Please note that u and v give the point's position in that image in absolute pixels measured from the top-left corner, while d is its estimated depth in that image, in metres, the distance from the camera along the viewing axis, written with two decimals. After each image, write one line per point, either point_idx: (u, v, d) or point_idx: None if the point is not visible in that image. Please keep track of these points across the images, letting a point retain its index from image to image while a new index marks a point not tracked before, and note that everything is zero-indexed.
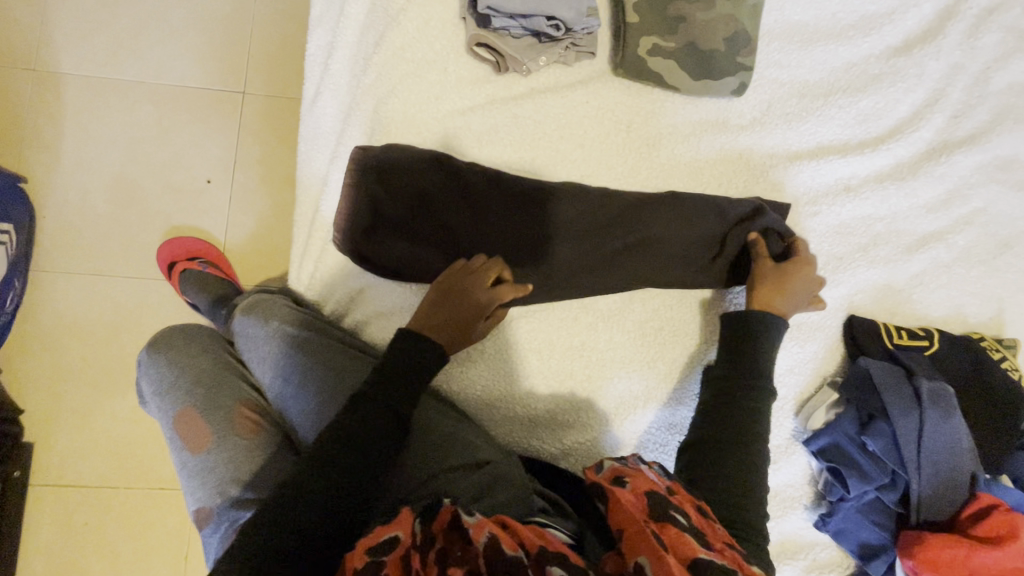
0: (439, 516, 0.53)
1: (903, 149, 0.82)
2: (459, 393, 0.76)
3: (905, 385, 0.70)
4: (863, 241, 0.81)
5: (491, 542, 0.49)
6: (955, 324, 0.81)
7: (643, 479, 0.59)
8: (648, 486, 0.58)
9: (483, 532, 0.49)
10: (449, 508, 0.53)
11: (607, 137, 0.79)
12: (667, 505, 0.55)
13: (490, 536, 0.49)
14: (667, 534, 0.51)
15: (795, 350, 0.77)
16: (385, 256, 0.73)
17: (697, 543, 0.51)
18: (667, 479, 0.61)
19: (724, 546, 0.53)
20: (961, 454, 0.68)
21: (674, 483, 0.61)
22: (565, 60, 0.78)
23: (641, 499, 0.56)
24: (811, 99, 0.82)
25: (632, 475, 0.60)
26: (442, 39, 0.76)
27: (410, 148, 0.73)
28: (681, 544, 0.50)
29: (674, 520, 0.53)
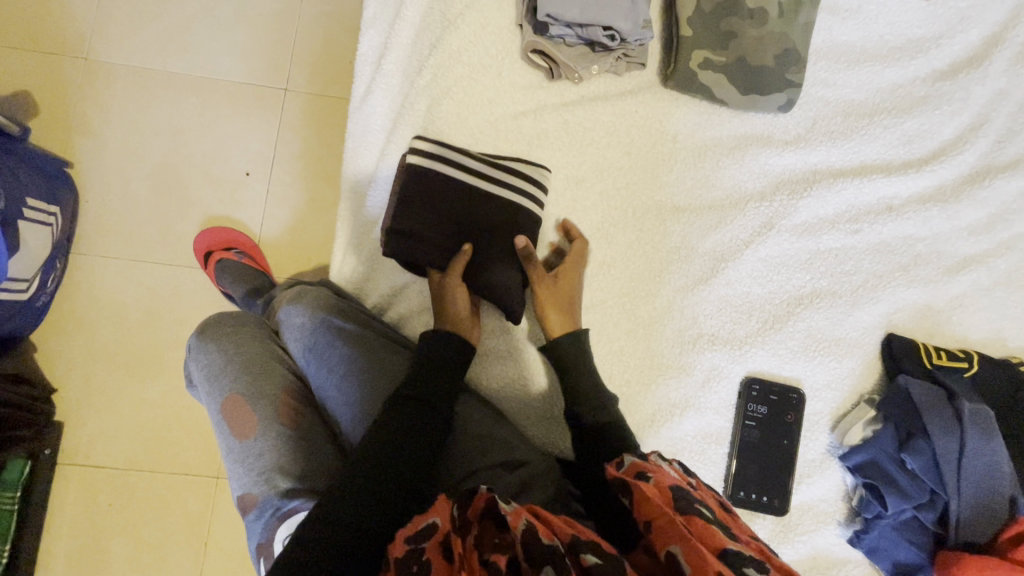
0: (474, 502, 0.52)
1: (946, 171, 0.83)
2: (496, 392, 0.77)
3: (946, 405, 0.70)
4: (903, 260, 0.81)
5: (528, 527, 0.48)
6: (993, 348, 0.81)
7: (666, 476, 0.58)
8: (672, 481, 0.57)
9: (520, 517, 0.49)
10: (484, 494, 0.52)
11: (654, 146, 0.80)
12: (690, 498, 0.54)
13: (526, 521, 0.49)
14: (695, 525, 0.50)
15: (832, 365, 0.78)
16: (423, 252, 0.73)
17: (723, 534, 0.50)
18: (688, 476, 0.60)
19: (750, 540, 0.52)
20: (1001, 477, 0.68)
21: (697, 482, 0.60)
22: (616, 70, 0.79)
23: (666, 491, 0.55)
24: (855, 119, 0.83)
25: (654, 471, 0.58)
26: (497, 44, 0.78)
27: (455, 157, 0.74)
28: (710, 533, 0.49)
29: (699, 511, 0.52)
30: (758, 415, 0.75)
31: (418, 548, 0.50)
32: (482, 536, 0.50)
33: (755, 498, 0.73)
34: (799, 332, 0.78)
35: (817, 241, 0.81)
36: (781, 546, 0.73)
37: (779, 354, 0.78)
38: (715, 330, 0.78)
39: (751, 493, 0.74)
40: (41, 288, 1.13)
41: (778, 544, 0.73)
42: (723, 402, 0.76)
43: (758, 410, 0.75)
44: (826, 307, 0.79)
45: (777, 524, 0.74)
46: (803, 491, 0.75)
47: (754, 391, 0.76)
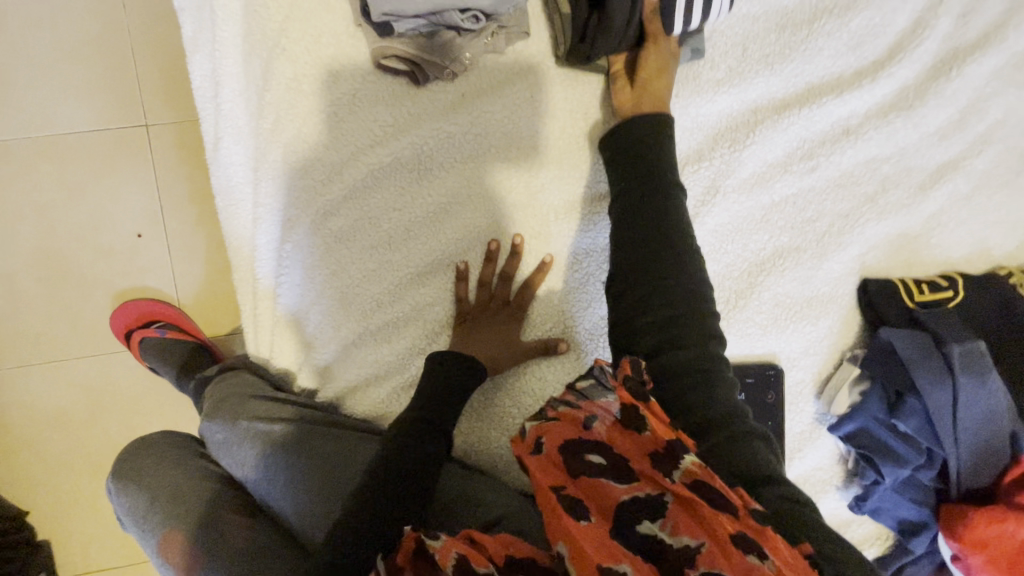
0: (403, 545, 0.48)
1: (907, 70, 0.69)
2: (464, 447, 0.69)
3: (933, 352, 0.64)
4: (870, 189, 0.70)
5: (458, 564, 0.44)
6: (978, 262, 0.72)
7: (559, 430, 0.49)
8: (562, 440, 0.48)
9: (447, 555, 0.45)
10: (410, 534, 0.48)
11: (562, 133, 0.67)
12: (580, 452, 0.47)
13: (455, 556, 0.45)
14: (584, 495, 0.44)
15: (807, 330, 0.70)
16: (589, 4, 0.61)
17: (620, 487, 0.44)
18: (581, 405, 0.51)
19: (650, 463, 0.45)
20: (1000, 419, 0.63)
21: (598, 405, 0.51)
22: (494, 48, 0.63)
23: (552, 455, 0.47)
24: (793, 32, 0.68)
25: (544, 430, 0.49)
26: (341, 56, 0.62)
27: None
28: (600, 500, 0.44)
29: (589, 464, 0.46)
30: None
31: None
32: None
33: None
34: (766, 302, 0.70)
35: (770, 192, 0.70)
36: None
37: (748, 332, 0.70)
38: None
39: None
40: None
41: None
42: None
43: None
44: (792, 267, 0.70)
45: None
46: (796, 466, 0.71)
47: None
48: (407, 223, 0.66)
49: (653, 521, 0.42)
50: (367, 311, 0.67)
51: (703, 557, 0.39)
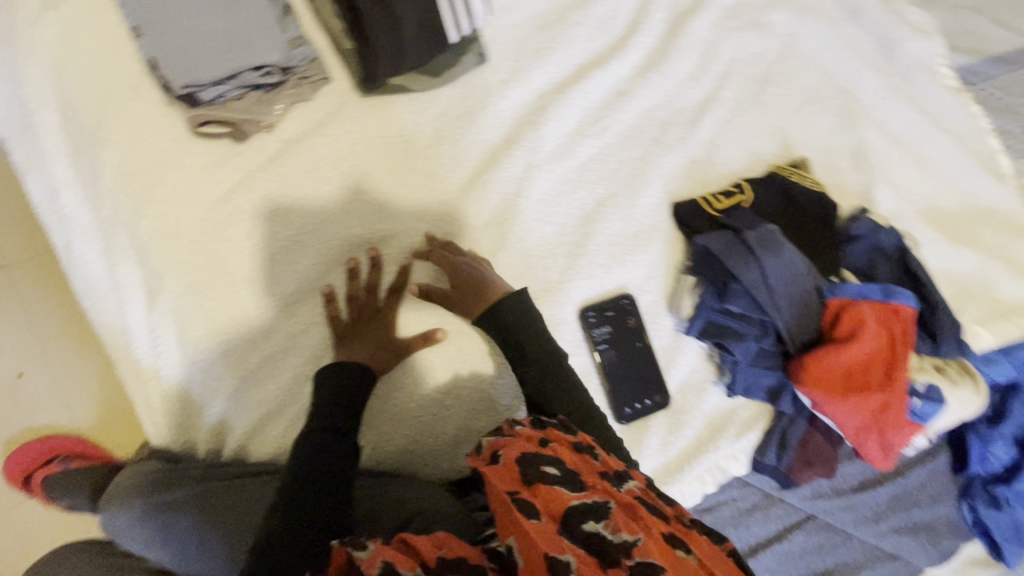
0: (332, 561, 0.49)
1: (648, 36, 0.86)
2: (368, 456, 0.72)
3: (737, 243, 0.77)
4: (654, 133, 0.85)
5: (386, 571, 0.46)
6: (758, 167, 0.87)
7: (516, 444, 0.57)
8: (520, 451, 0.56)
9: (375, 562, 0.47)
10: (341, 550, 0.49)
11: (385, 154, 0.76)
12: (539, 461, 0.55)
13: (383, 561, 0.46)
14: (542, 492, 0.51)
15: (642, 258, 0.81)
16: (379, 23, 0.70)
17: (571, 489, 0.52)
18: (540, 431, 0.60)
19: (598, 480, 0.54)
20: (804, 278, 0.75)
21: (551, 430, 0.61)
22: (302, 96, 0.72)
23: (512, 463, 0.55)
24: (550, 29, 0.82)
25: (505, 445, 0.57)
26: (161, 134, 0.68)
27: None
28: (552, 500, 0.50)
29: (545, 473, 0.53)
30: (606, 336, 0.79)
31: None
32: None
33: (640, 405, 0.78)
34: (602, 244, 0.81)
35: (576, 156, 0.82)
36: (680, 430, 0.79)
37: (596, 274, 0.80)
38: (533, 287, 0.78)
39: (636, 402, 0.78)
40: None
41: (677, 430, 0.79)
42: (573, 342, 0.78)
43: (603, 331, 0.79)
44: (614, 211, 0.82)
45: (669, 414, 0.79)
46: (674, 375, 0.80)
47: (591, 318, 0.79)
48: (265, 264, 0.70)
49: (598, 519, 0.48)
50: (249, 355, 0.70)
51: (639, 546, 0.46)
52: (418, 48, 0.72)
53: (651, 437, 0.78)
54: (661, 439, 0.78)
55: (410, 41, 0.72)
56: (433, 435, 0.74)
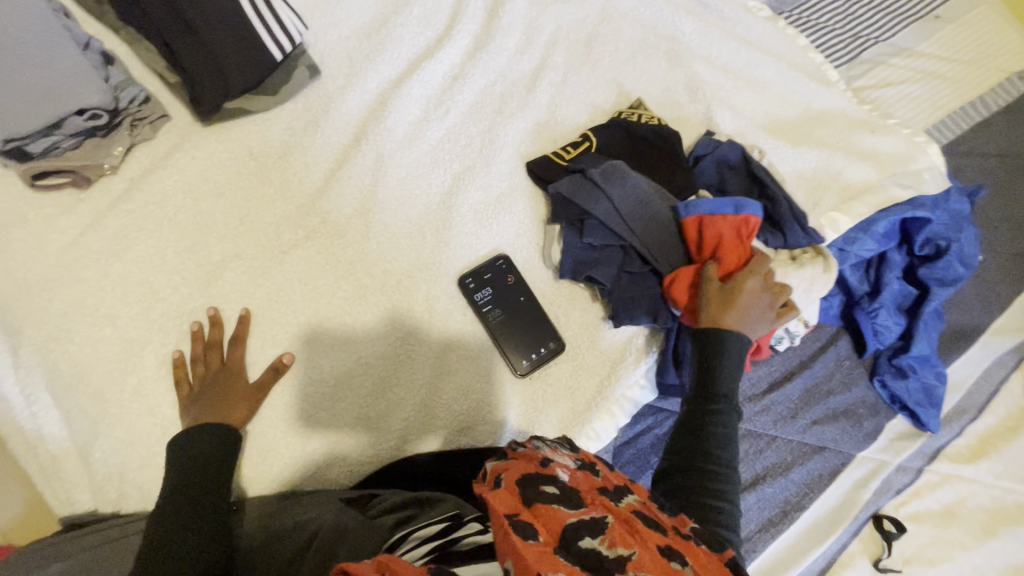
0: None
1: (470, 24, 0.93)
2: (235, 487, 0.70)
3: (585, 182, 0.80)
4: (495, 106, 0.90)
5: None
6: (601, 117, 0.93)
7: (518, 466, 0.55)
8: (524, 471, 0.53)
9: None
10: None
11: (236, 174, 0.78)
12: (539, 480, 0.52)
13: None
14: (541, 510, 0.49)
15: (507, 219, 0.85)
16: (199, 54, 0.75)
17: (567, 505, 0.50)
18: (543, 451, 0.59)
19: (596, 497, 0.52)
20: (651, 199, 0.80)
21: (553, 454, 0.59)
22: (142, 138, 0.76)
23: (515, 486, 0.51)
24: (376, 34, 0.89)
25: (506, 469, 0.55)
26: (7, 196, 0.71)
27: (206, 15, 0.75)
28: (551, 519, 0.47)
29: (545, 492, 0.51)
30: (488, 298, 0.80)
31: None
32: None
33: (536, 355, 0.78)
34: (466, 213, 0.84)
35: (425, 140, 0.86)
36: (579, 371, 0.81)
37: (467, 242, 0.83)
38: (407, 267, 0.80)
39: (532, 354, 0.79)
40: None
41: (577, 372, 0.81)
42: (459, 310, 0.80)
43: (484, 293, 0.80)
44: (473, 182, 0.85)
45: (567, 359, 0.81)
46: (564, 320, 0.82)
47: (471, 284, 0.80)
48: (128, 298, 0.71)
49: (593, 536, 0.47)
50: (125, 391, 0.68)
51: (634, 563, 0.45)
52: (241, 67, 0.76)
53: (553, 384, 0.80)
54: (564, 384, 0.80)
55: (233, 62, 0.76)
56: (312, 449, 0.72)
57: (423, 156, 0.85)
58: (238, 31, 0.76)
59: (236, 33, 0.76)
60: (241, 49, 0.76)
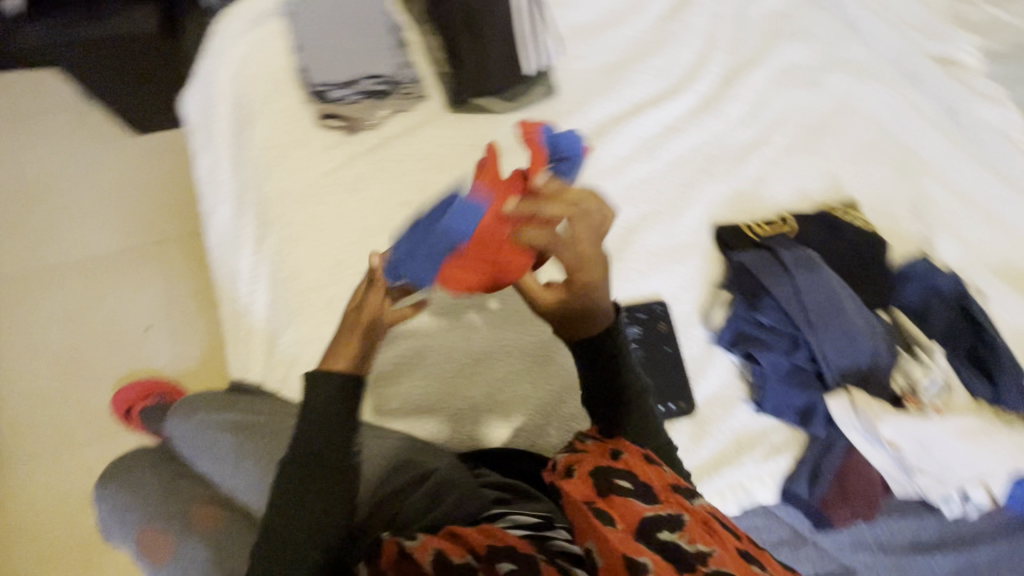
0: (383, 552, 0.57)
1: (703, 85, 0.97)
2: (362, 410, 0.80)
3: (773, 261, 0.80)
4: (701, 165, 0.93)
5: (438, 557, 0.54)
6: (805, 205, 0.92)
7: (587, 458, 0.61)
8: (593, 463, 0.60)
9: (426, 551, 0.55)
10: (389, 542, 0.57)
11: (460, 157, 0.91)
12: (612, 475, 0.59)
13: (435, 552, 0.54)
14: (616, 505, 0.55)
15: (679, 270, 0.86)
16: (470, 54, 0.87)
17: (641, 500, 0.55)
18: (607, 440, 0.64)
19: (668, 491, 0.57)
20: (840, 299, 0.76)
21: (621, 438, 0.64)
22: (403, 107, 0.90)
23: (587, 477, 0.59)
24: (615, 73, 0.96)
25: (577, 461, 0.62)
26: (297, 121, 0.88)
27: (492, 25, 0.87)
28: (627, 511, 0.54)
29: (619, 487, 0.57)
30: (636, 336, 0.82)
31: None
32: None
33: (667, 407, 0.78)
34: (642, 253, 0.87)
35: (625, 176, 0.91)
36: (703, 442, 0.78)
37: (633, 278, 0.86)
38: None
39: (663, 404, 0.78)
40: None
41: (700, 441, 0.78)
42: None
43: (635, 330, 0.82)
44: (657, 226, 0.89)
45: (693, 423, 0.79)
46: (702, 386, 0.81)
47: (623, 317, 0.83)
48: (350, 227, 0.85)
49: (672, 532, 0.52)
50: (321, 299, 0.82)
51: (713, 557, 0.49)
52: (496, 74, 0.88)
53: (673, 441, 0.77)
54: (681, 446, 0.77)
55: (492, 70, 0.88)
56: (436, 408, 0.81)
57: (619, 188, 0.91)
58: (509, 46, 0.88)
59: (507, 47, 0.88)
60: (505, 61, 0.88)
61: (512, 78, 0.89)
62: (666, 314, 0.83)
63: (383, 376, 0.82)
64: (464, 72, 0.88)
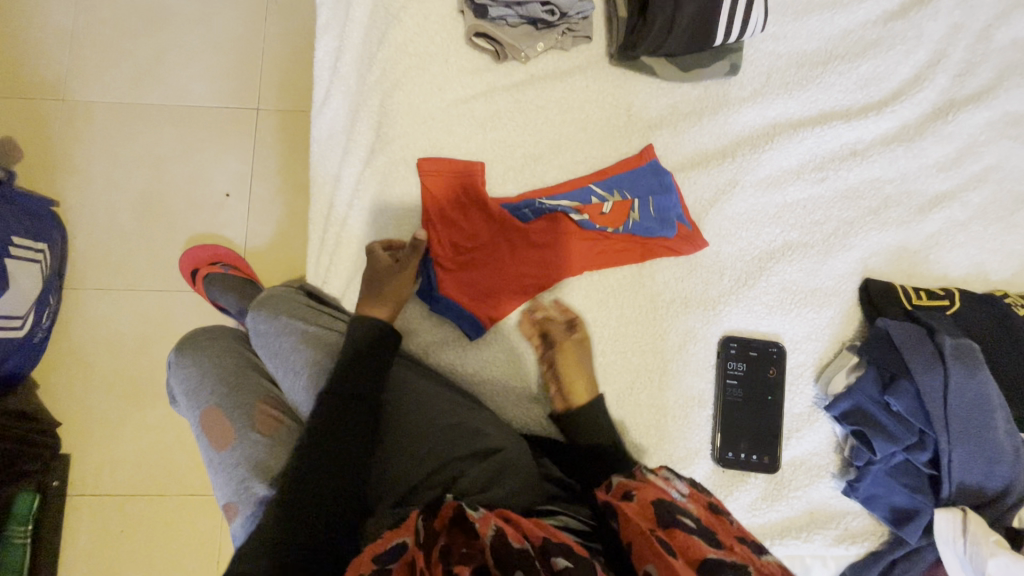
0: (440, 512, 0.51)
1: (908, 110, 0.81)
2: (435, 361, 0.76)
3: (927, 342, 0.69)
4: (873, 204, 0.80)
5: (497, 534, 0.48)
6: (976, 283, 0.79)
7: (653, 490, 0.58)
8: (654, 492, 0.57)
9: (488, 524, 0.49)
10: (451, 503, 0.51)
11: (607, 121, 0.80)
12: (673, 509, 0.55)
13: (495, 527, 0.49)
14: (676, 536, 0.51)
15: (810, 316, 0.76)
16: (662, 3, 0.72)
17: (705, 543, 0.51)
18: (673, 483, 0.61)
19: (732, 543, 0.53)
20: (991, 410, 0.67)
21: (682, 486, 0.61)
22: (562, 45, 0.80)
23: (648, 502, 0.56)
24: (809, 68, 0.82)
25: (639, 485, 0.59)
26: (443, 32, 0.79)
27: None
28: (689, 547, 0.50)
29: (680, 522, 0.53)
30: (738, 373, 0.75)
31: (388, 567, 0.47)
32: (450, 547, 0.49)
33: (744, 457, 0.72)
34: (774, 286, 0.77)
35: (783, 194, 0.79)
36: (776, 504, 0.72)
37: (755, 310, 0.77)
38: (688, 292, 0.77)
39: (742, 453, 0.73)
40: (37, 325, 1.13)
41: (772, 503, 0.72)
42: (703, 364, 0.76)
43: (737, 367, 0.75)
44: (800, 259, 0.78)
45: (770, 482, 0.73)
46: (793, 446, 0.74)
47: (731, 350, 0.75)
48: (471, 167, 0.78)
49: None
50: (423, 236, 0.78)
51: None
52: (682, 35, 0.74)
53: (742, 494, 0.72)
54: (751, 501, 0.72)
55: (678, 28, 0.73)
56: (513, 386, 0.76)
57: (771, 205, 0.79)
58: (708, 4, 0.73)
59: (705, 4, 0.72)
60: (696, 23, 0.73)
61: (695, 45, 0.76)
62: (776, 361, 0.75)
63: (464, 337, 0.76)
64: (650, 21, 0.73)
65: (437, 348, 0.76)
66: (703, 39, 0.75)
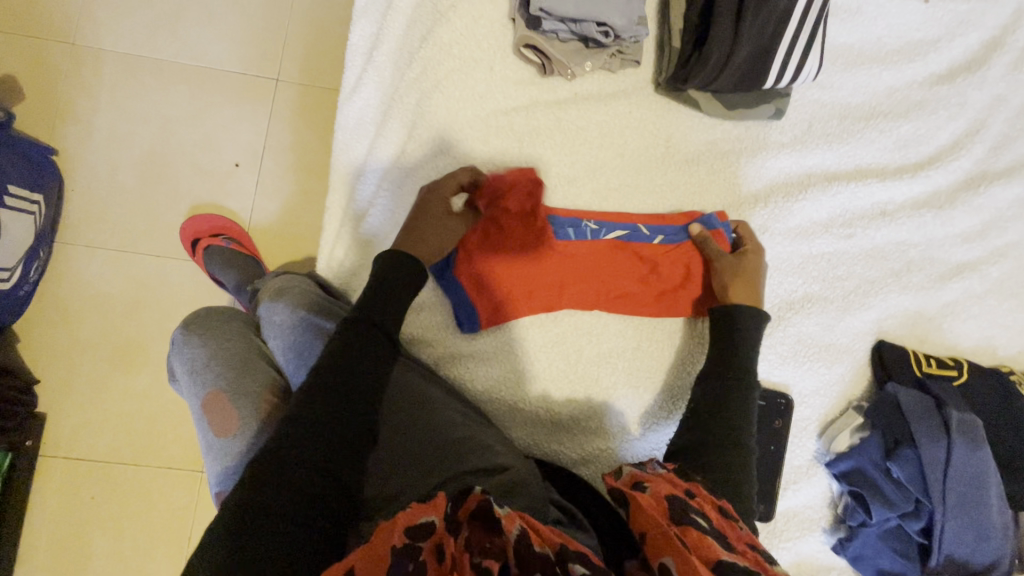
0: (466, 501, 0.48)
1: (942, 176, 0.81)
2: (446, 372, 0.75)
3: (933, 414, 0.71)
4: (896, 266, 0.80)
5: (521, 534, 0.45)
6: (983, 356, 0.81)
7: (661, 483, 0.55)
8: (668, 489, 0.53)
9: (513, 522, 0.46)
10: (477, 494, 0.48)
11: (646, 150, 0.79)
12: (687, 508, 0.51)
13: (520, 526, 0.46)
14: (690, 535, 0.47)
15: (822, 371, 0.77)
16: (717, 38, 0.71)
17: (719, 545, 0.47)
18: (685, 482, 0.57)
19: (745, 546, 0.48)
20: (986, 487, 0.69)
21: (693, 485, 0.57)
22: (609, 67, 0.78)
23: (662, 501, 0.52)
24: (851, 122, 0.81)
25: (650, 479, 0.55)
26: (490, 37, 0.76)
27: (755, 14, 0.70)
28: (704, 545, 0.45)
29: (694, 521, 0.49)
30: None
31: (414, 546, 0.44)
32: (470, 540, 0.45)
33: None
34: (789, 337, 0.77)
35: (811, 245, 0.79)
36: None
37: (769, 359, 0.76)
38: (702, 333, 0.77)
39: None
40: (24, 277, 1.08)
41: None
42: None
43: None
44: (818, 313, 0.78)
45: (763, 530, 0.73)
46: (789, 497, 0.74)
47: None
48: None
49: None
50: None
51: None
52: (733, 72, 0.72)
53: None
54: None
55: (731, 65, 0.72)
56: (519, 406, 0.74)
57: (797, 254, 0.79)
58: (761, 48, 0.72)
59: (760, 47, 0.71)
60: (747, 63, 0.72)
61: (744, 85, 0.74)
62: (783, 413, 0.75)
63: (476, 353, 0.75)
64: (705, 55, 0.72)
65: (449, 361, 0.75)
66: (753, 80, 0.73)
